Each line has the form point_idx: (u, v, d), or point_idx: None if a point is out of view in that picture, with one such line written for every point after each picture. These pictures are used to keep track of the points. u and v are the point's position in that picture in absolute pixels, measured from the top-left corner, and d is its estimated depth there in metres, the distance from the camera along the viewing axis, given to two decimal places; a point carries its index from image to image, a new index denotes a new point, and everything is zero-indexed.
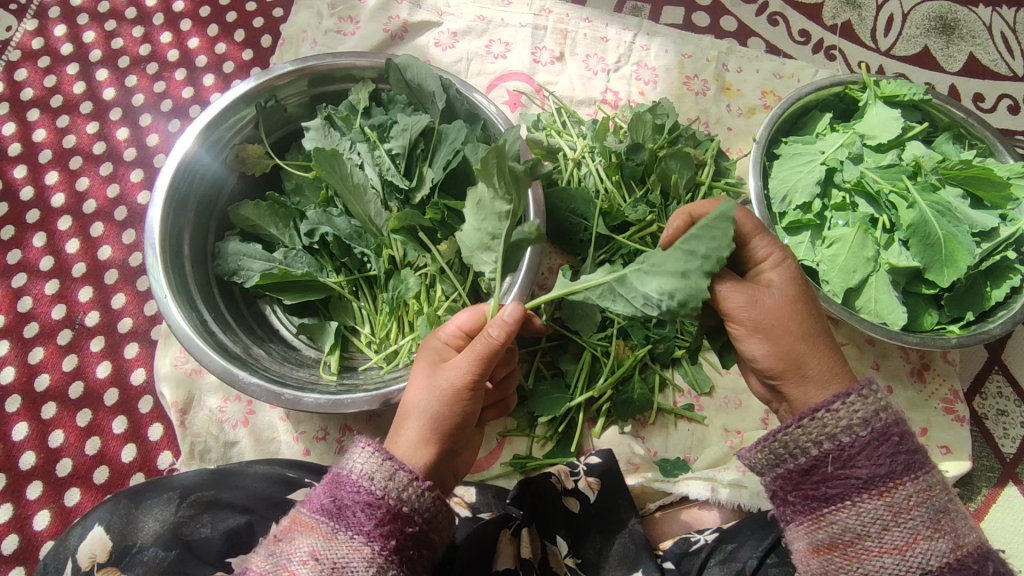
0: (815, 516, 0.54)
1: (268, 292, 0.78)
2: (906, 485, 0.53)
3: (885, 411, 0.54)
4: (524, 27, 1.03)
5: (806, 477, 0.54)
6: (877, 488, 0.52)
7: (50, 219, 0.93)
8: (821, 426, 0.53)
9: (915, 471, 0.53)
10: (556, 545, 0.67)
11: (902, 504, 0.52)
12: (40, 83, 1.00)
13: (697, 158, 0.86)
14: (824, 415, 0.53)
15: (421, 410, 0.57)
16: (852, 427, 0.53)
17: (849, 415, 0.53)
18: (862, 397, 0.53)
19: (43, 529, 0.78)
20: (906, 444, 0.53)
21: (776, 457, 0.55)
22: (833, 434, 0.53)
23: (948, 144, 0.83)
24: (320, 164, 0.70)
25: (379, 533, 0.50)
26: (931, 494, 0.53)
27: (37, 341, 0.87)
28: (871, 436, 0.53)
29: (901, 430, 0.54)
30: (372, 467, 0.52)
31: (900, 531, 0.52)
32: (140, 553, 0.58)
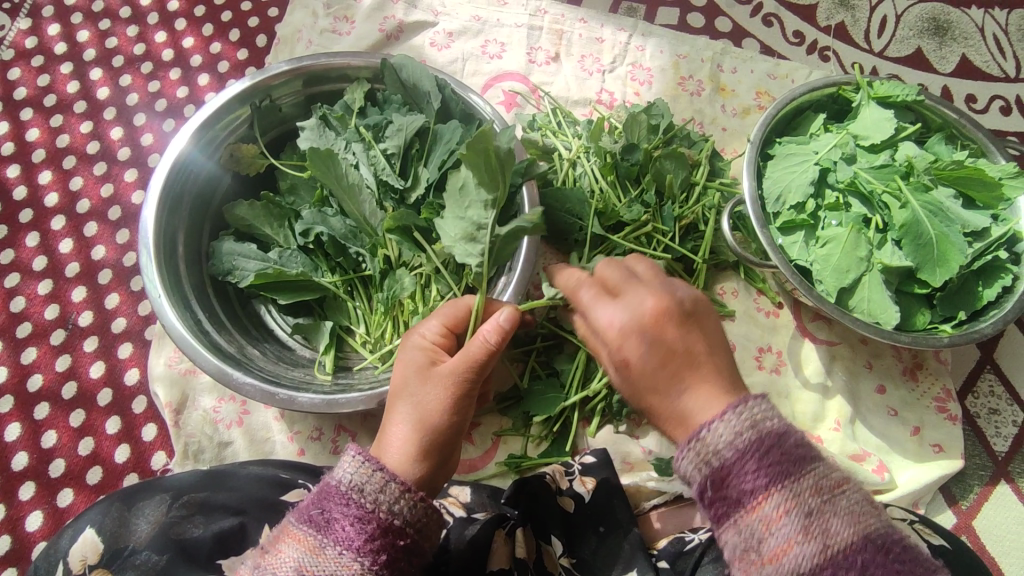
0: (717, 525, 0.49)
1: (263, 291, 0.78)
2: (802, 488, 0.47)
3: (752, 426, 0.48)
4: (519, 28, 1.03)
5: (705, 489, 0.49)
6: (751, 504, 0.47)
7: (43, 220, 0.92)
8: (699, 448, 0.49)
9: (793, 480, 0.47)
10: (550, 545, 0.67)
11: (773, 516, 0.46)
12: (34, 82, 1.00)
13: (691, 158, 0.87)
14: (708, 433, 0.49)
15: (416, 416, 0.57)
16: (738, 431, 0.48)
17: (737, 419, 0.49)
18: (745, 406, 0.49)
19: (35, 530, 0.78)
20: (789, 450, 0.48)
21: (682, 472, 0.50)
22: (716, 450, 0.48)
23: (941, 145, 0.84)
24: (314, 163, 0.71)
25: (369, 548, 0.50)
26: (802, 501, 0.46)
27: (30, 341, 0.86)
28: (753, 440, 0.48)
29: (779, 435, 0.48)
30: (362, 479, 0.52)
31: (776, 540, 0.46)
32: (133, 556, 0.57)
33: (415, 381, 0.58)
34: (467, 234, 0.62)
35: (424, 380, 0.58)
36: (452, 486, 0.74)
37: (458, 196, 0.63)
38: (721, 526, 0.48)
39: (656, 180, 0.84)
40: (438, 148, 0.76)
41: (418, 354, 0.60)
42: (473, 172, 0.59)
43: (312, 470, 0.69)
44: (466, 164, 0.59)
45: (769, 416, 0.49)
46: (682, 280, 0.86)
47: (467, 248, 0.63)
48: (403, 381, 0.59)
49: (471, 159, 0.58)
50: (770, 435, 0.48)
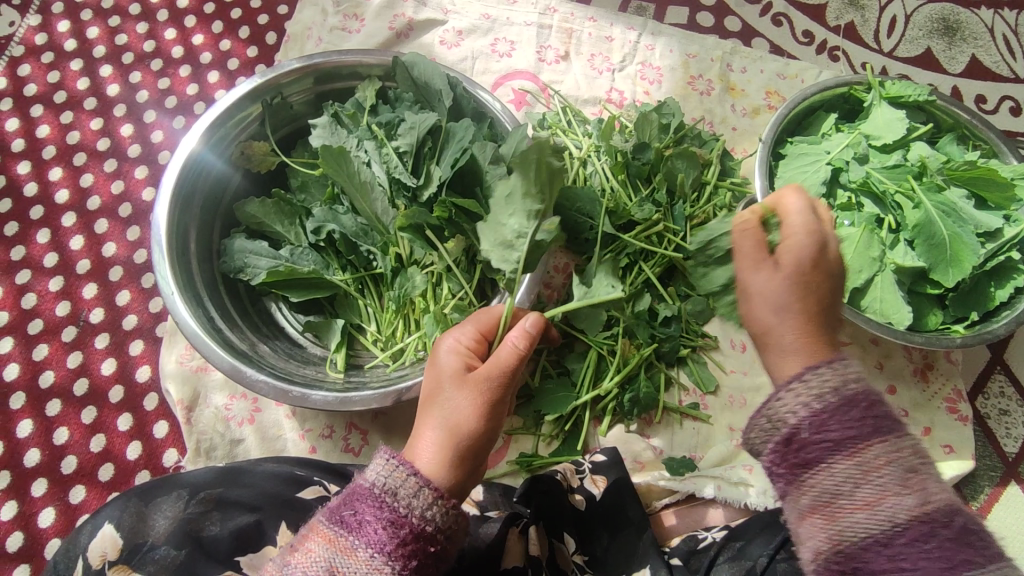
0: (791, 485, 0.51)
1: (275, 289, 0.78)
2: (876, 447, 0.49)
3: (850, 383, 0.51)
4: (529, 26, 1.03)
5: (783, 447, 0.51)
6: (848, 450, 0.49)
7: (54, 216, 0.92)
8: (787, 395, 0.52)
9: (885, 434, 0.50)
10: (563, 542, 0.68)
11: (872, 463, 0.49)
12: (44, 78, 0.99)
13: (703, 158, 0.87)
14: (802, 380, 0.52)
15: (448, 422, 0.56)
16: (823, 393, 0.51)
17: (820, 382, 0.51)
18: (830, 367, 0.52)
19: (47, 527, 0.78)
20: (875, 410, 0.51)
21: (755, 444, 0.54)
22: (790, 408, 0.51)
23: (952, 146, 0.83)
24: (327, 161, 0.71)
25: (401, 553, 0.50)
26: (903, 454, 0.49)
27: (41, 338, 0.86)
28: (840, 400, 0.51)
29: (870, 398, 0.51)
30: (396, 482, 0.52)
31: (873, 487, 0.48)
32: (151, 551, 0.57)
33: (451, 385, 0.57)
34: (509, 240, 0.64)
35: (458, 386, 0.56)
36: None
37: (504, 203, 0.64)
38: (808, 474, 0.50)
39: (668, 179, 0.84)
40: (451, 146, 0.76)
41: (455, 356, 0.59)
42: (527, 178, 0.62)
43: (326, 467, 0.69)
44: (518, 168, 0.62)
45: (858, 375, 0.52)
46: None
47: (506, 254, 0.64)
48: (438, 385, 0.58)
49: (523, 162, 0.61)
50: (865, 393, 0.51)
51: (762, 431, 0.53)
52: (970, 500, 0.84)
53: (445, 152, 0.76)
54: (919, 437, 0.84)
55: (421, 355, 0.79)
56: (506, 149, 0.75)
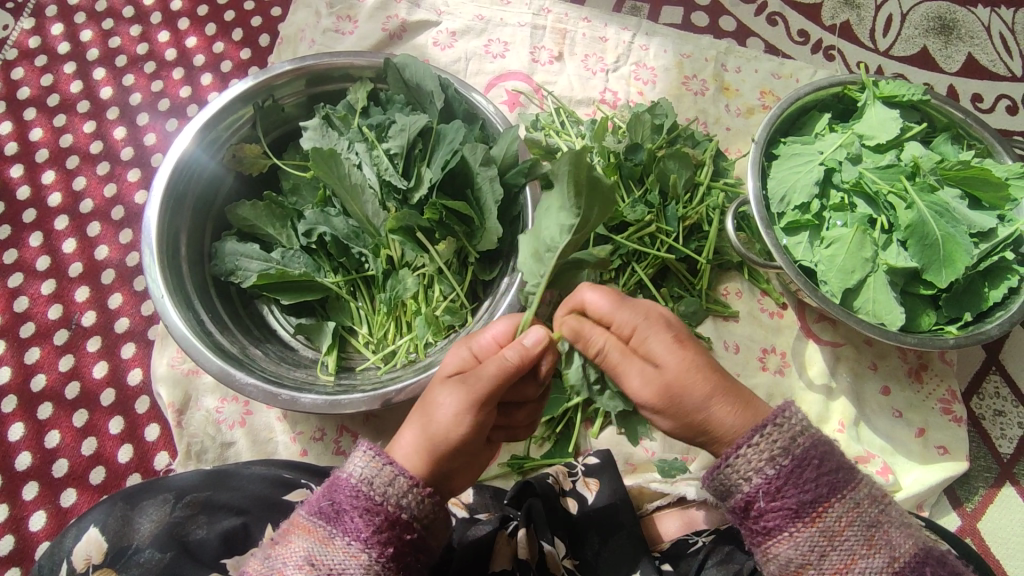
0: (761, 543, 0.54)
1: (266, 291, 0.78)
2: (836, 507, 0.52)
3: (800, 436, 0.53)
4: (523, 27, 1.02)
5: (749, 505, 0.53)
6: (808, 516, 0.52)
7: (46, 220, 0.92)
8: (748, 458, 0.52)
9: (842, 491, 0.52)
10: (552, 545, 0.65)
11: (833, 528, 0.52)
12: (37, 82, 1.00)
13: (695, 158, 0.87)
14: (751, 446, 0.52)
15: (431, 416, 0.53)
16: (774, 458, 0.52)
17: (770, 447, 0.52)
18: (784, 421, 0.52)
19: (39, 530, 0.78)
20: (829, 463, 0.53)
21: (725, 486, 0.54)
22: (754, 471, 0.52)
23: (947, 145, 0.83)
24: (317, 164, 0.71)
25: (377, 540, 0.50)
26: (861, 510, 0.52)
27: (33, 341, 0.86)
28: (793, 463, 0.52)
29: (821, 452, 0.53)
30: (371, 471, 0.52)
31: (839, 553, 0.52)
32: (136, 555, 0.57)
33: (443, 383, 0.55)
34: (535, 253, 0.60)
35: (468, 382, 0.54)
36: None
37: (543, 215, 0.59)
38: (778, 539, 0.52)
39: (660, 180, 0.84)
40: (441, 148, 0.75)
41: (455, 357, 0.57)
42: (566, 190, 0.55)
43: (316, 470, 0.69)
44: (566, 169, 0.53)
45: (803, 430, 0.53)
46: (686, 281, 0.86)
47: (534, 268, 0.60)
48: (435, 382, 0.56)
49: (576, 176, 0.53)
50: (819, 443, 0.53)
51: (721, 487, 0.54)
52: (964, 501, 0.84)
53: (435, 154, 0.76)
54: (913, 438, 0.83)
55: (412, 357, 0.79)
56: (497, 151, 0.76)
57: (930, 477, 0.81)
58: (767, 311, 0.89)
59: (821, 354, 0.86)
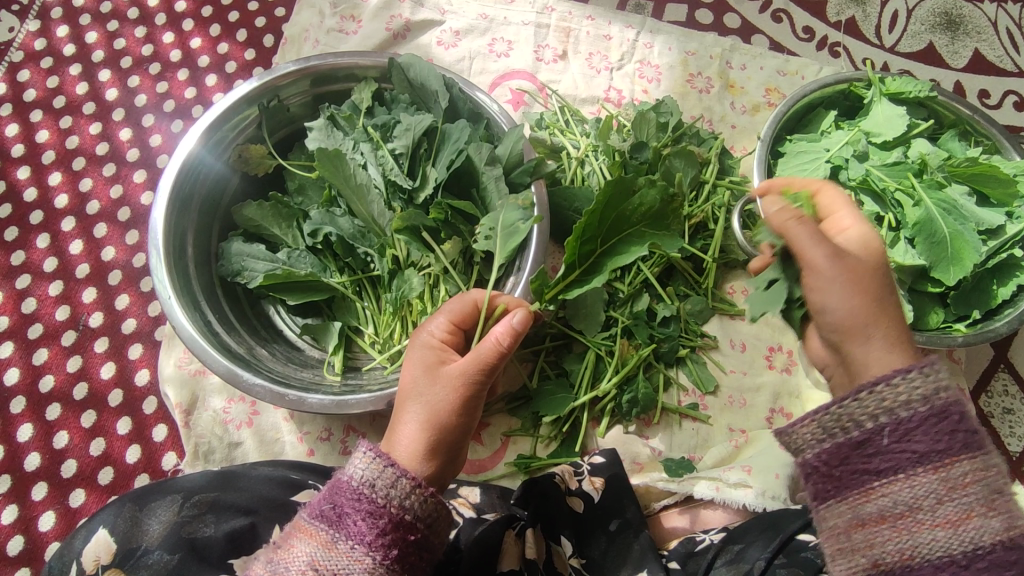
0: (865, 488, 0.49)
1: (272, 292, 0.78)
2: (965, 462, 0.48)
3: (945, 387, 0.49)
4: (526, 25, 1.02)
5: (857, 443, 0.50)
6: (931, 463, 0.48)
7: (53, 221, 0.92)
8: (884, 389, 0.49)
9: (975, 450, 0.48)
10: (560, 545, 0.67)
11: (957, 480, 0.48)
12: (43, 83, 1.00)
13: (701, 156, 0.86)
14: (895, 380, 0.49)
15: (422, 417, 0.56)
16: (910, 402, 0.49)
17: (909, 389, 0.49)
18: (926, 368, 0.49)
19: (47, 530, 0.78)
20: (966, 422, 0.49)
21: (801, 443, 0.52)
22: (872, 413, 0.49)
23: (954, 142, 0.83)
24: (322, 164, 0.71)
25: (380, 542, 0.50)
26: (990, 472, 0.48)
27: (41, 342, 0.87)
28: (929, 411, 0.49)
29: (962, 410, 0.49)
30: (373, 474, 0.52)
31: (955, 506, 0.47)
32: (145, 556, 0.57)
33: (428, 381, 0.57)
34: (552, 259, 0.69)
35: (433, 378, 0.57)
36: (460, 486, 0.74)
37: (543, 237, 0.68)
38: (898, 477, 0.48)
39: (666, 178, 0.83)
40: (447, 147, 0.75)
41: (429, 352, 0.59)
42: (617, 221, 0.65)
43: (321, 471, 0.68)
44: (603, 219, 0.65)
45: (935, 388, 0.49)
46: (692, 278, 0.85)
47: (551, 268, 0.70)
48: (414, 378, 0.58)
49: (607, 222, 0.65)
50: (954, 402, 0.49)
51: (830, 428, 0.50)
52: None
53: (440, 153, 0.76)
54: None
55: None
56: (502, 150, 0.76)
57: None
58: None
59: None
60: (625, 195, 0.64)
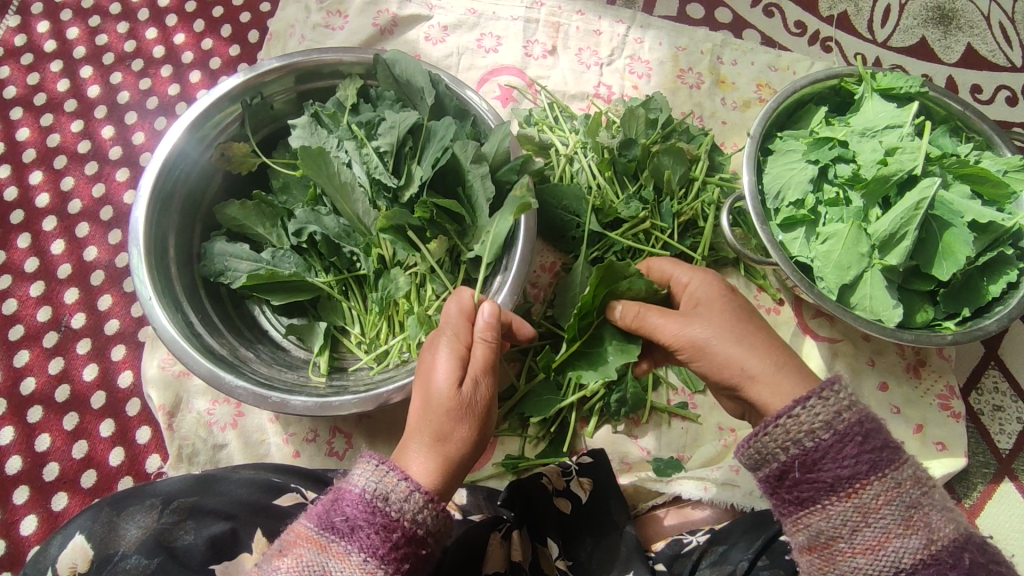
0: (794, 514, 0.54)
1: (255, 292, 0.77)
2: (874, 484, 0.51)
3: (845, 411, 0.53)
4: (515, 20, 1.01)
5: (789, 472, 0.54)
6: (843, 490, 0.52)
7: (34, 221, 0.91)
8: (786, 426, 0.53)
9: (884, 470, 0.52)
10: (545, 546, 0.67)
11: (869, 504, 0.51)
12: (23, 80, 0.99)
13: (690, 152, 0.86)
14: (796, 414, 0.53)
15: (438, 433, 0.55)
16: (814, 431, 0.52)
17: (810, 419, 0.53)
18: (830, 393, 0.53)
19: (30, 534, 0.78)
20: (869, 442, 0.52)
21: (766, 453, 0.54)
22: (795, 438, 0.53)
23: (945, 138, 0.80)
24: (305, 162, 0.70)
25: (393, 557, 0.50)
26: (902, 491, 0.51)
27: (22, 344, 0.86)
28: (834, 437, 0.52)
29: (867, 428, 0.52)
30: (386, 487, 0.51)
31: (872, 530, 0.51)
32: (122, 561, 0.56)
33: (440, 394, 0.56)
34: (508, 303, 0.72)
35: (449, 390, 0.56)
36: None
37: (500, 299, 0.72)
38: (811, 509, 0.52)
39: (654, 175, 0.83)
40: (432, 145, 0.74)
41: (453, 363, 0.57)
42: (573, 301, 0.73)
43: (305, 474, 0.69)
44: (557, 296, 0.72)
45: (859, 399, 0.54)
46: None
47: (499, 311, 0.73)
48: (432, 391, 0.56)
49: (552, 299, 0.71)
50: (867, 419, 0.53)
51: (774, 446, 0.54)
52: (962, 497, 0.83)
53: (425, 151, 0.75)
54: (911, 435, 0.83)
55: (405, 357, 0.78)
56: (489, 147, 0.75)
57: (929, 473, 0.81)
58: (764, 307, 0.88)
59: (818, 350, 0.86)
60: (608, 307, 0.66)
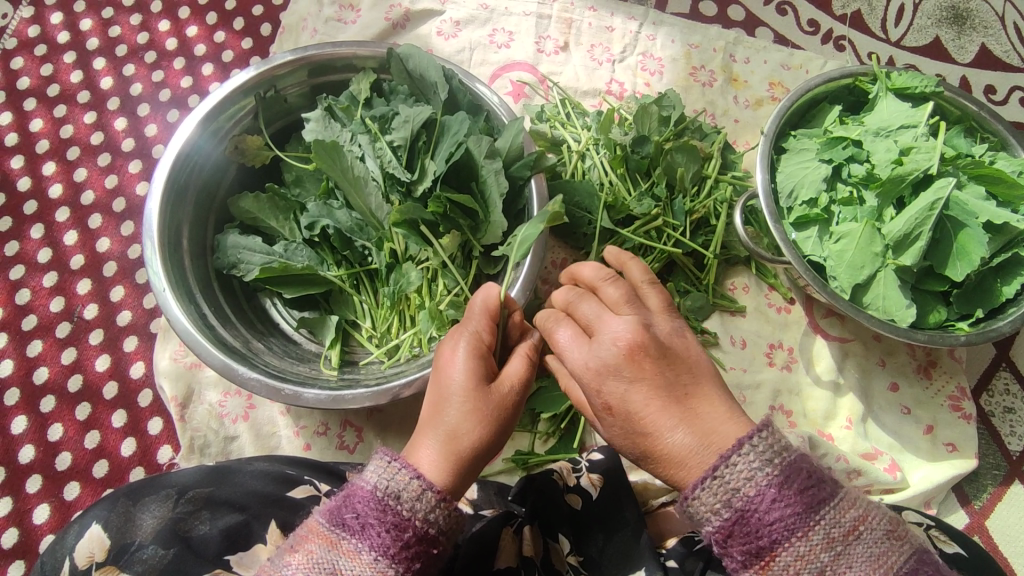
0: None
1: (269, 285, 0.76)
2: (783, 555, 0.49)
3: (746, 481, 0.50)
4: (528, 16, 1.01)
5: (709, 543, 0.52)
6: (758, 562, 0.50)
7: (47, 211, 0.92)
8: (692, 506, 0.51)
9: (793, 537, 0.49)
10: (558, 542, 0.67)
11: (783, 574, 0.49)
12: (37, 72, 0.99)
13: (702, 150, 0.85)
14: (697, 494, 0.51)
15: (454, 429, 0.55)
16: (715, 509, 0.50)
17: (710, 499, 0.50)
18: (726, 469, 0.50)
19: (42, 523, 0.78)
20: (778, 511, 0.49)
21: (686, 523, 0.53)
22: (715, 504, 0.50)
23: (959, 138, 0.80)
24: (320, 155, 0.70)
25: (404, 556, 0.50)
26: (811, 558, 0.49)
27: (35, 334, 0.86)
28: (735, 514, 0.50)
29: (771, 499, 0.49)
30: (398, 485, 0.52)
31: None
32: (140, 551, 0.57)
33: (471, 391, 0.56)
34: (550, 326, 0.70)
35: (475, 387, 0.56)
36: None
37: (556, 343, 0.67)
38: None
39: (667, 173, 0.82)
40: (446, 139, 0.74)
41: (472, 357, 0.57)
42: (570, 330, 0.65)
43: (315, 466, 0.69)
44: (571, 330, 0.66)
45: (767, 461, 0.50)
46: (692, 275, 0.86)
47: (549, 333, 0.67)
48: (452, 385, 0.56)
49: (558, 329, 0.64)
50: (772, 487, 0.49)
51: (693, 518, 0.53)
52: (973, 499, 0.83)
53: (439, 146, 0.74)
54: (921, 435, 0.83)
55: (416, 352, 0.78)
56: (502, 143, 0.75)
57: (938, 474, 0.81)
58: (774, 306, 0.88)
59: (829, 350, 0.86)
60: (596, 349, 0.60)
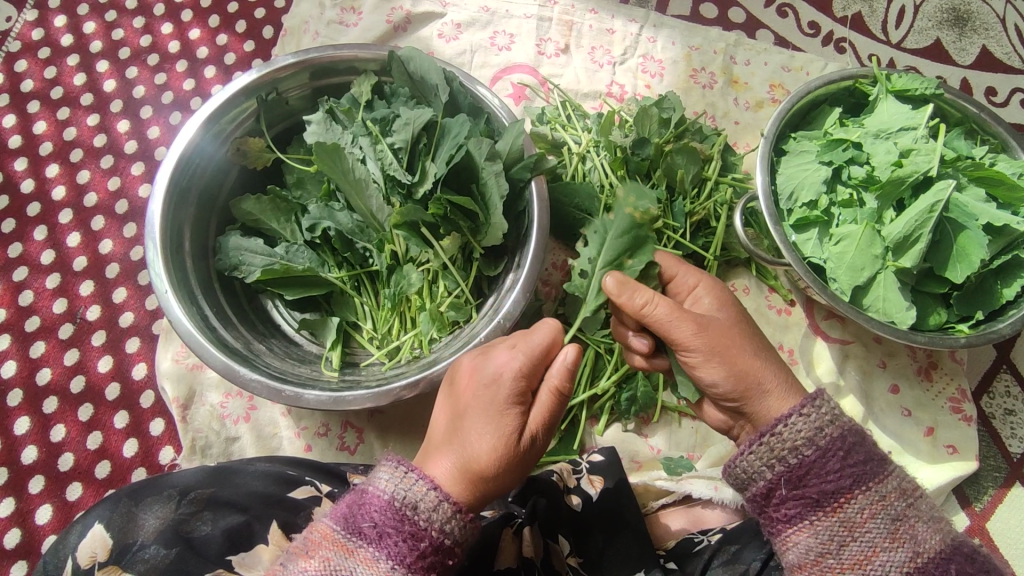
0: (781, 533, 0.59)
1: (270, 287, 0.77)
2: (858, 498, 0.56)
3: (828, 426, 0.58)
4: (529, 19, 1.01)
5: (775, 490, 0.59)
6: (829, 505, 0.57)
7: (50, 214, 0.92)
8: (767, 446, 0.58)
9: (867, 484, 0.56)
10: (557, 543, 0.67)
11: (855, 519, 0.56)
12: (40, 74, 0.99)
13: (703, 152, 0.85)
14: (779, 432, 0.59)
15: (472, 451, 0.54)
16: (797, 447, 0.58)
17: (793, 436, 0.58)
18: (810, 411, 0.58)
19: (45, 523, 0.79)
20: (856, 458, 0.57)
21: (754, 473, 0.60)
22: (781, 456, 0.58)
23: (959, 140, 0.80)
24: (320, 157, 0.70)
25: (420, 565, 0.50)
26: (886, 504, 0.56)
27: (37, 335, 0.87)
28: (817, 453, 0.57)
29: (848, 445, 0.58)
30: (416, 496, 0.52)
31: (859, 544, 0.56)
32: (141, 550, 0.58)
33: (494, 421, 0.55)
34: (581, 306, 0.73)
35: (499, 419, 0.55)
36: None
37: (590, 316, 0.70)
38: (798, 526, 0.57)
39: (667, 175, 0.82)
40: (446, 142, 0.74)
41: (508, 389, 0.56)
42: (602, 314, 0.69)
43: (317, 466, 0.69)
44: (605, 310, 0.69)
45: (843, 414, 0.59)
46: None
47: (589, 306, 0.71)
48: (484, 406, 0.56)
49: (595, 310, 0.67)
50: (848, 435, 0.58)
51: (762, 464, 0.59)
52: (973, 501, 0.83)
53: (440, 148, 0.75)
54: (921, 437, 0.83)
55: (417, 353, 0.78)
56: (502, 145, 0.75)
57: (937, 476, 0.81)
58: (774, 308, 0.88)
59: (829, 351, 0.86)
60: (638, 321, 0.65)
